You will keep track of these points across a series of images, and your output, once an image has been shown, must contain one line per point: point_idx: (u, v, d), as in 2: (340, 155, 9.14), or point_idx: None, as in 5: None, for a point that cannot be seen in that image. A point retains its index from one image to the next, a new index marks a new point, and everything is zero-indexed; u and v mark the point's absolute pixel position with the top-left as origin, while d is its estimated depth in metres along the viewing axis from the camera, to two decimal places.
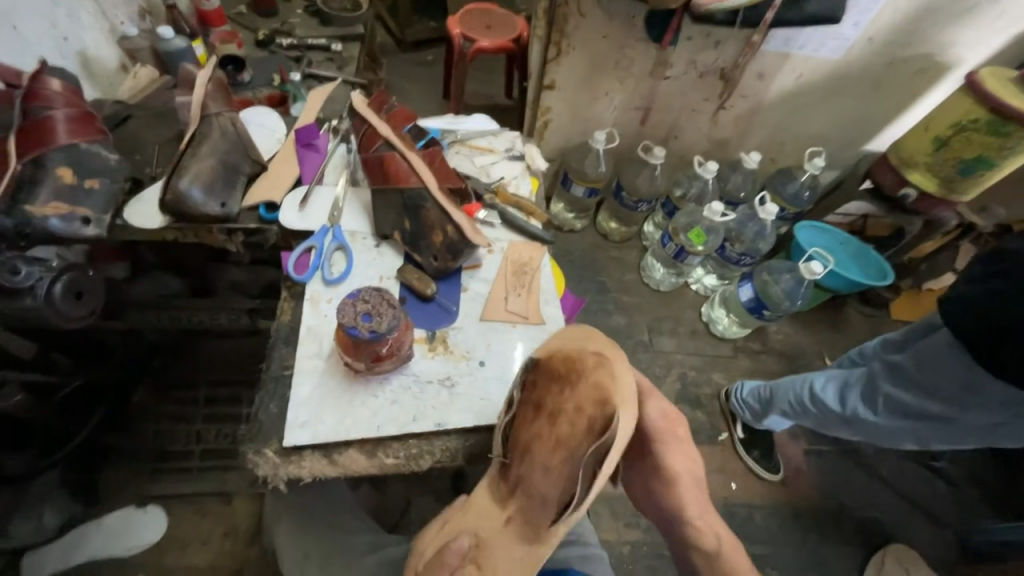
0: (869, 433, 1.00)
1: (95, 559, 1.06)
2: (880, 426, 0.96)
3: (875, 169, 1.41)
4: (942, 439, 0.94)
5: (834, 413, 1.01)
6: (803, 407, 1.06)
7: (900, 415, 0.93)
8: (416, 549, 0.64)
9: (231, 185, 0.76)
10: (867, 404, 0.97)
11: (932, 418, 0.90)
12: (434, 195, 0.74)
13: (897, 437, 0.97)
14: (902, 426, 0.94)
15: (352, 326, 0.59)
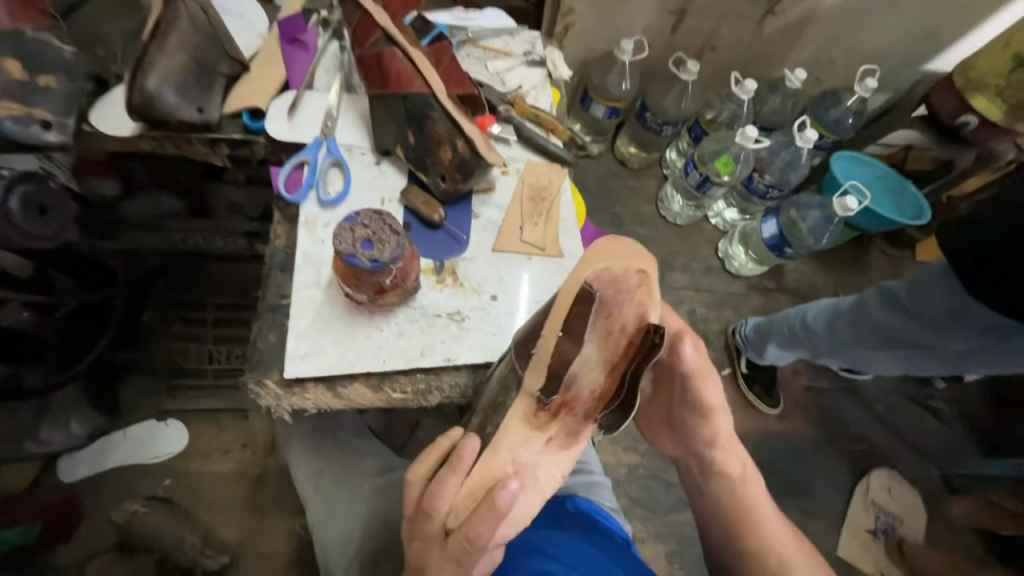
0: (860, 358, 0.97)
1: (124, 465, 1.12)
2: (870, 352, 0.93)
3: (936, 92, 1.25)
4: (932, 359, 0.90)
5: (824, 342, 0.99)
6: (795, 335, 1.05)
7: (887, 341, 0.89)
8: (436, 503, 0.49)
9: (208, 88, 0.67)
10: (853, 333, 0.93)
11: (916, 341, 0.87)
12: (443, 104, 0.65)
13: (879, 361, 0.97)
14: (890, 350, 0.91)
15: (351, 253, 0.54)
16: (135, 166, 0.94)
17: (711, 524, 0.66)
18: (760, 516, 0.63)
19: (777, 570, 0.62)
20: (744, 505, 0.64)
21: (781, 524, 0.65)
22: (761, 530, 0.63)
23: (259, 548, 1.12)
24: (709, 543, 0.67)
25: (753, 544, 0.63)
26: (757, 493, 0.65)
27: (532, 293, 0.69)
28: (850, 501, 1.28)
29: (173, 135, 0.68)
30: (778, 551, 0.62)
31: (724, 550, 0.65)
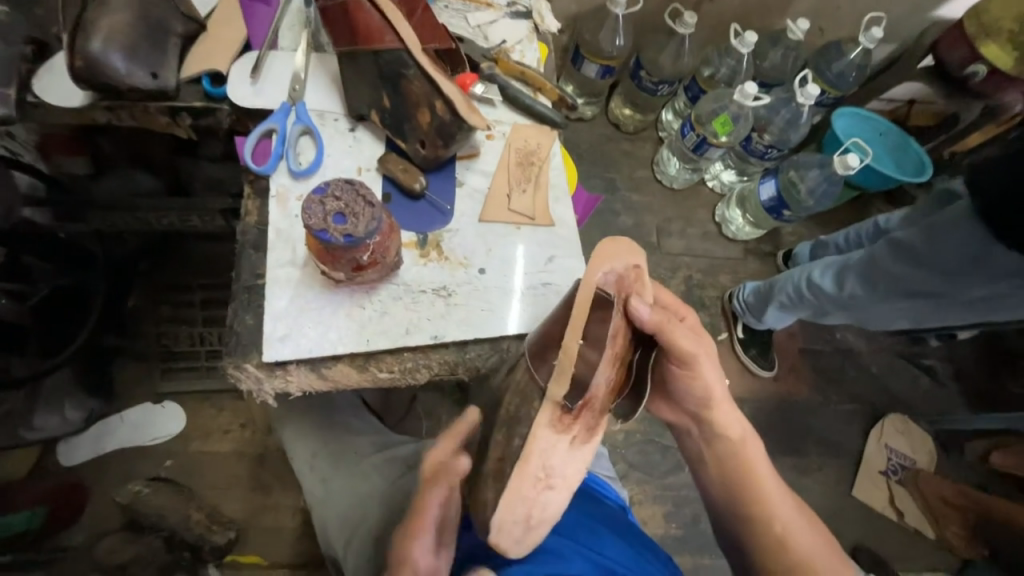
0: (866, 311, 0.97)
1: (122, 447, 1.12)
2: (880, 304, 0.93)
3: (945, 41, 1.16)
4: (937, 304, 0.91)
5: (832, 299, 0.97)
6: (799, 296, 1.03)
7: (901, 292, 0.89)
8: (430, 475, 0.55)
9: (161, 49, 0.61)
10: (865, 287, 0.91)
11: (934, 288, 0.86)
12: (418, 60, 0.60)
13: (889, 313, 0.96)
14: (902, 300, 0.91)
15: (322, 229, 0.50)
16: (101, 142, 0.89)
17: (712, 490, 0.62)
18: (761, 481, 0.59)
19: (781, 538, 0.57)
20: (745, 470, 0.59)
21: (784, 490, 0.60)
22: (762, 496, 0.58)
23: (263, 524, 1.13)
24: (710, 510, 0.63)
25: (755, 510, 0.58)
26: (759, 458, 0.60)
27: (521, 263, 0.66)
28: (844, 458, 1.30)
29: (128, 104, 0.63)
30: (781, 517, 0.58)
31: (725, 518, 0.61)
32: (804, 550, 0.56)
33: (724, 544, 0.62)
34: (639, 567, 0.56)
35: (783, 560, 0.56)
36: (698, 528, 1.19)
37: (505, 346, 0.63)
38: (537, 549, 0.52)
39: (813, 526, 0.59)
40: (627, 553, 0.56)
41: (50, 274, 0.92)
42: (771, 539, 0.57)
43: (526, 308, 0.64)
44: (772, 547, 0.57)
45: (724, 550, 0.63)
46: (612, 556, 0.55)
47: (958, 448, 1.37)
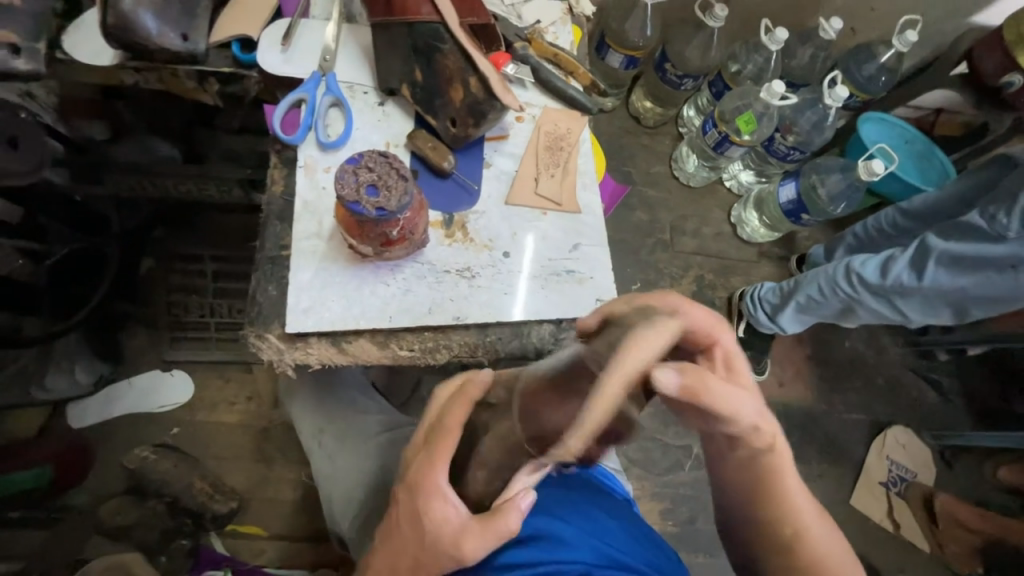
0: (908, 308, 0.95)
1: (130, 412, 1.14)
2: (930, 295, 0.91)
3: (980, 48, 1.12)
4: (988, 305, 0.89)
5: (875, 289, 0.96)
6: (834, 288, 1.00)
7: (956, 274, 0.88)
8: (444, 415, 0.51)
9: (192, 12, 0.61)
10: (914, 272, 0.92)
11: (997, 271, 0.85)
12: (453, 33, 0.59)
13: (939, 304, 0.92)
14: (954, 291, 0.89)
15: (355, 200, 0.50)
16: (122, 106, 0.89)
17: (724, 491, 0.58)
18: (783, 489, 0.55)
19: (792, 540, 0.56)
20: (768, 479, 0.55)
21: (806, 494, 0.57)
22: (786, 502, 0.55)
23: (266, 496, 1.14)
24: (721, 508, 0.61)
25: (769, 514, 0.56)
26: (787, 467, 0.55)
27: (546, 249, 0.66)
28: (845, 466, 1.30)
29: (156, 67, 0.62)
30: (795, 523, 0.55)
31: (736, 520, 0.59)
32: (815, 551, 0.56)
33: (728, 540, 0.62)
34: (648, 558, 0.56)
35: (789, 559, 0.56)
36: (694, 526, 1.20)
37: (526, 331, 0.63)
38: (549, 539, 0.53)
39: (827, 526, 0.58)
40: (634, 544, 0.56)
41: (68, 237, 0.92)
42: (779, 540, 0.56)
43: (548, 294, 0.64)
44: (781, 548, 0.56)
45: (729, 545, 0.62)
46: (619, 547, 0.55)
47: (961, 462, 1.36)
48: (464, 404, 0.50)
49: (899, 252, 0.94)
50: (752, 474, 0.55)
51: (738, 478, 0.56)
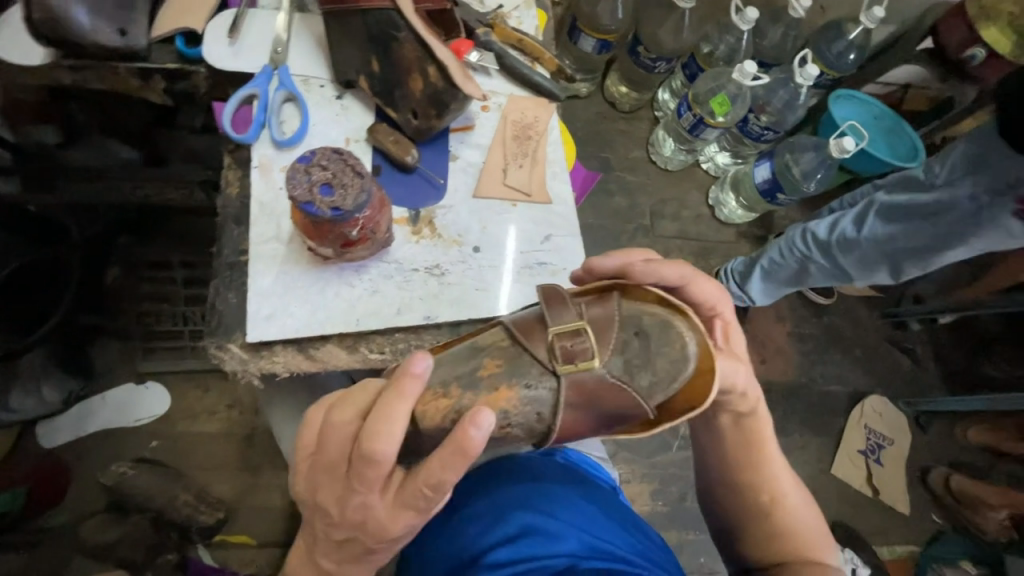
0: (855, 263, 0.97)
1: (104, 428, 1.10)
2: (871, 248, 0.94)
3: (943, 22, 1.13)
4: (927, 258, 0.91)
5: (824, 246, 0.98)
6: (790, 249, 1.02)
7: (893, 226, 0.91)
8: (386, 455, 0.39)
9: (129, 5, 0.57)
10: (856, 227, 0.95)
11: (927, 219, 0.88)
12: (409, 21, 0.57)
13: (883, 258, 0.94)
14: (893, 243, 0.91)
15: (308, 200, 0.48)
16: (71, 109, 0.84)
17: (704, 454, 0.61)
18: (761, 452, 0.58)
19: (768, 507, 0.57)
20: (748, 442, 0.58)
21: (785, 464, 0.59)
22: (763, 466, 0.58)
23: (251, 503, 1.12)
24: (702, 475, 0.63)
25: (746, 476, 0.58)
26: (767, 432, 0.58)
27: (517, 242, 0.64)
28: (826, 438, 1.33)
29: (94, 65, 0.58)
30: (772, 489, 0.57)
31: (714, 483, 0.61)
32: (792, 521, 0.57)
33: (704, 505, 0.64)
34: (633, 545, 0.56)
35: (767, 526, 0.57)
36: (683, 506, 1.22)
37: None
38: (530, 537, 0.53)
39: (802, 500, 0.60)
40: (618, 532, 0.56)
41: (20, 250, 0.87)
42: (757, 506, 0.58)
43: (521, 288, 0.63)
44: (758, 513, 0.58)
45: (707, 512, 0.64)
46: (608, 538, 0.54)
47: (936, 428, 1.41)
48: (462, 469, 0.40)
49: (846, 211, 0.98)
50: (734, 435, 0.58)
51: (718, 440, 0.59)
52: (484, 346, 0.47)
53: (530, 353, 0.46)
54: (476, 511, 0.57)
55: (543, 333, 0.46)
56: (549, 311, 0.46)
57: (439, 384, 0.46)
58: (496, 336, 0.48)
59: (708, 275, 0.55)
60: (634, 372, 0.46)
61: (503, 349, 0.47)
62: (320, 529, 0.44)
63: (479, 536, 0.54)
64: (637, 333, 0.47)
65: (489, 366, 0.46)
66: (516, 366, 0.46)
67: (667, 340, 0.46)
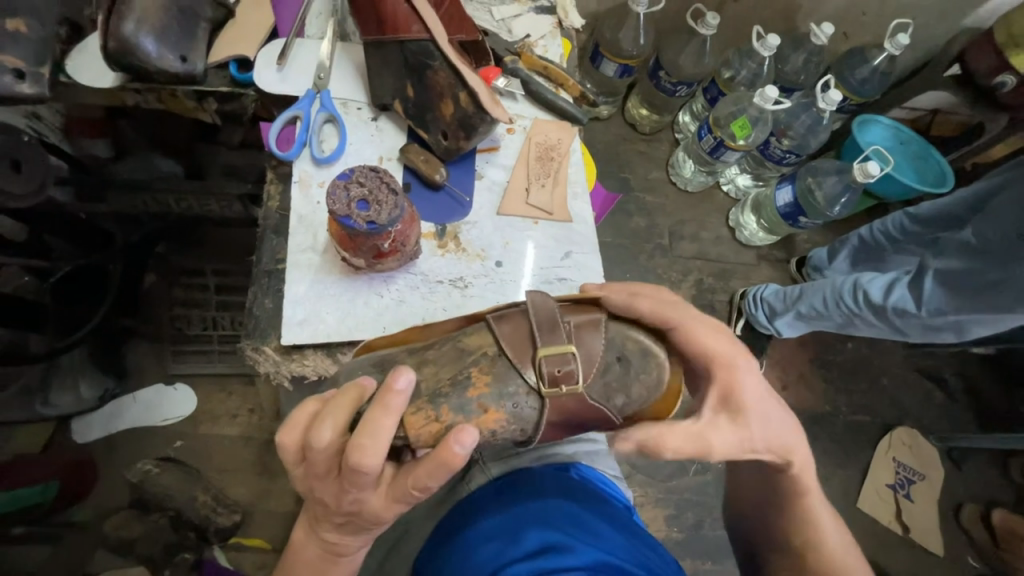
0: (906, 326, 0.95)
1: (133, 426, 1.14)
2: (926, 317, 0.91)
3: (971, 49, 1.13)
4: (985, 325, 0.89)
5: (875, 306, 0.95)
6: (836, 303, 1.00)
7: (953, 299, 0.87)
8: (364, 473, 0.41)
9: (190, 34, 0.63)
10: (913, 292, 0.91)
11: (993, 295, 0.83)
12: (442, 50, 0.60)
13: (938, 326, 0.92)
14: (952, 316, 0.88)
15: (346, 215, 0.51)
16: (123, 126, 0.91)
17: (746, 488, 0.63)
18: (800, 500, 0.57)
19: (801, 548, 0.56)
20: (782, 485, 0.57)
21: (828, 512, 0.58)
22: (796, 507, 0.57)
23: (267, 508, 1.14)
24: (742, 509, 0.64)
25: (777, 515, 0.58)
26: (806, 476, 0.57)
27: (538, 259, 0.67)
28: (852, 469, 1.28)
29: (156, 87, 0.64)
30: (806, 533, 0.56)
31: (751, 509, 0.62)
32: (829, 565, 0.55)
33: (737, 525, 0.65)
34: (642, 561, 0.55)
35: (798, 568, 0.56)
36: (700, 533, 1.19)
37: None
38: (543, 548, 0.52)
39: (847, 544, 0.57)
40: (630, 549, 0.56)
41: (71, 254, 0.93)
42: (788, 546, 0.57)
43: None
44: (789, 551, 0.57)
45: (736, 535, 0.65)
46: (622, 555, 0.54)
47: (970, 465, 1.34)
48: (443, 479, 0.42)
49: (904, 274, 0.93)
50: (768, 478, 0.59)
51: (761, 473, 0.60)
52: (473, 351, 0.50)
53: (518, 369, 0.49)
54: (500, 515, 0.57)
55: (530, 352, 0.49)
56: (541, 330, 0.49)
57: (432, 396, 0.48)
58: (483, 340, 0.50)
59: (722, 328, 0.53)
60: (611, 394, 0.52)
61: (490, 359, 0.49)
62: (330, 522, 0.46)
63: (497, 552, 0.53)
64: (618, 358, 0.52)
65: (480, 383, 0.48)
66: (503, 384, 0.49)
67: (646, 368, 0.53)
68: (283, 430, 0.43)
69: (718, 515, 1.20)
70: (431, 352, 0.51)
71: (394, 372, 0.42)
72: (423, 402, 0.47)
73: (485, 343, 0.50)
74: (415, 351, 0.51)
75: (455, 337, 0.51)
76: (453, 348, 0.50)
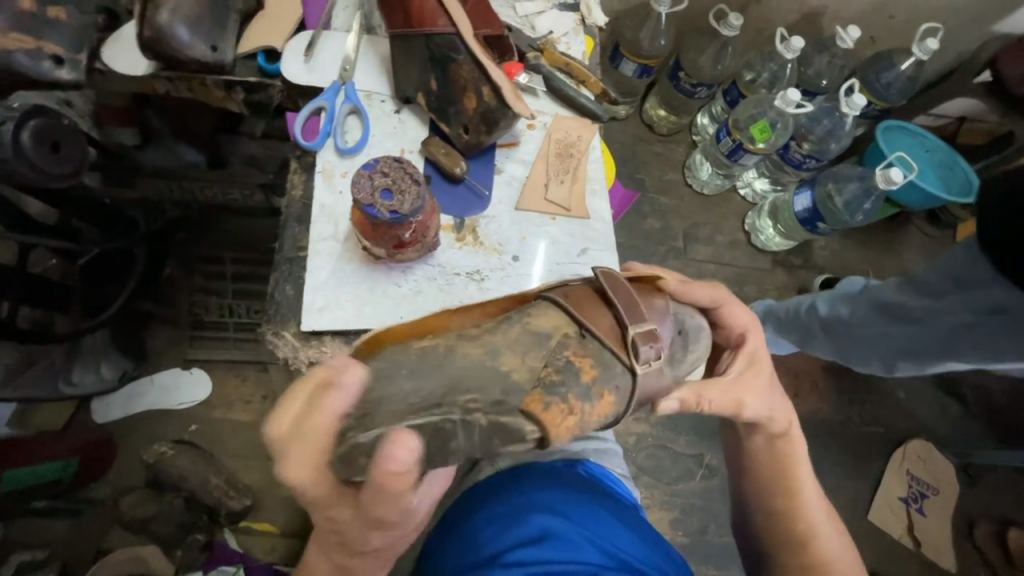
0: (846, 344, 0.96)
1: (150, 408, 1.17)
2: (861, 337, 0.92)
3: (1003, 55, 1.10)
4: (915, 359, 0.89)
5: (820, 320, 0.97)
6: (794, 314, 1.03)
7: (885, 323, 0.88)
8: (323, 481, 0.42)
9: (222, 24, 0.64)
10: (854, 310, 0.92)
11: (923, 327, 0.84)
12: (468, 44, 0.61)
13: (874, 350, 0.93)
14: (882, 338, 0.89)
15: (369, 203, 0.52)
16: (151, 115, 0.93)
17: (738, 477, 0.62)
18: (795, 482, 0.57)
19: (803, 536, 0.56)
20: (779, 467, 0.58)
21: (819, 495, 0.58)
22: (794, 490, 0.57)
23: (277, 493, 1.16)
24: (737, 501, 0.62)
25: (777, 503, 0.57)
26: (800, 455, 0.58)
27: (554, 256, 0.67)
28: (862, 481, 1.26)
29: (187, 76, 0.66)
30: (806, 518, 0.57)
31: (747, 508, 0.61)
32: (827, 551, 0.56)
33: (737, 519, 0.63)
34: (652, 559, 0.55)
35: (800, 559, 0.56)
36: (705, 538, 1.18)
37: None
38: (541, 536, 0.53)
39: (837, 532, 0.58)
40: (637, 544, 0.56)
41: (98, 237, 0.95)
42: (790, 534, 0.57)
43: None
44: (793, 543, 0.57)
45: (741, 537, 0.63)
46: (628, 550, 0.54)
47: (986, 482, 1.31)
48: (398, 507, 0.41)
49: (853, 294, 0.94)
50: (770, 455, 0.59)
51: (752, 460, 0.60)
52: (554, 333, 0.48)
53: (611, 351, 0.48)
54: (493, 505, 0.58)
55: (617, 328, 0.48)
56: (624, 306, 0.48)
57: (542, 385, 0.45)
58: (558, 320, 0.49)
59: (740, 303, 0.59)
60: (675, 361, 0.52)
61: (578, 341, 0.48)
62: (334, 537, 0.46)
63: (493, 537, 0.55)
64: (679, 331, 0.54)
65: (585, 367, 0.46)
66: (604, 363, 0.47)
67: (699, 338, 0.54)
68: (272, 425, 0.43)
69: (724, 521, 1.19)
70: (497, 339, 0.47)
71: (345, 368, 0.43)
72: (539, 391, 0.45)
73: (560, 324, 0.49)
74: (479, 338, 0.47)
75: (522, 317, 0.48)
76: (527, 330, 0.48)
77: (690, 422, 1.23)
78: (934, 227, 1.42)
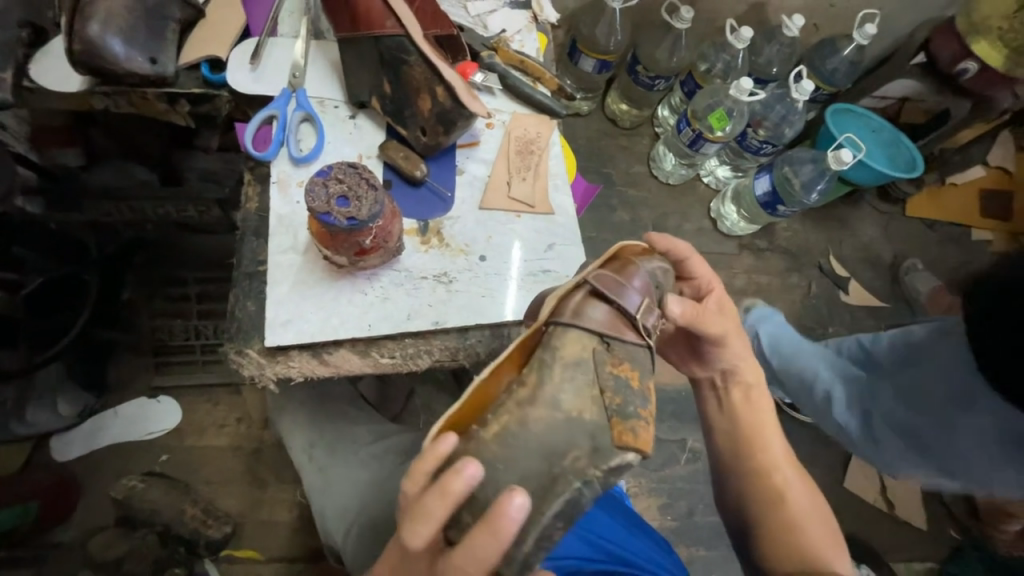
0: (850, 432, 0.99)
1: (116, 441, 1.11)
2: (866, 430, 0.95)
3: (935, 38, 1.16)
4: (910, 465, 0.93)
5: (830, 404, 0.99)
6: (802, 386, 1.03)
7: (896, 431, 0.91)
8: None
9: (159, 35, 0.62)
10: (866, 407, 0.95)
11: (923, 441, 0.88)
12: (417, 45, 0.60)
13: (873, 447, 0.96)
14: (889, 439, 0.92)
15: (326, 212, 0.51)
16: (94, 133, 0.89)
17: (715, 441, 0.65)
18: (769, 436, 0.63)
19: (782, 489, 0.61)
20: (754, 424, 0.63)
21: (790, 451, 0.64)
22: (768, 444, 0.62)
23: (260, 518, 1.12)
24: (714, 463, 0.66)
25: (759, 460, 0.62)
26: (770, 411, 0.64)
27: (521, 253, 0.67)
28: (837, 450, 1.32)
29: (126, 91, 0.63)
30: (782, 471, 0.62)
31: (725, 473, 0.64)
32: (801, 502, 0.61)
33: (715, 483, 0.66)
34: (635, 546, 0.66)
35: (782, 513, 0.60)
36: (693, 520, 1.21)
37: (505, 332, 0.64)
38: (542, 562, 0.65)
39: (807, 487, 0.63)
40: (620, 532, 0.66)
41: (42, 266, 0.91)
42: (771, 489, 0.61)
43: (526, 294, 0.65)
44: (769, 501, 0.61)
45: (722, 506, 0.66)
46: (613, 540, 0.65)
47: None
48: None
49: (864, 388, 0.97)
50: (748, 412, 0.63)
51: (731, 421, 0.64)
52: (584, 356, 0.48)
53: (632, 342, 0.49)
54: None
55: (626, 323, 0.50)
56: (615, 299, 0.50)
57: (614, 415, 0.48)
58: (581, 342, 0.48)
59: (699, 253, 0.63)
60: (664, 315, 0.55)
61: (602, 349, 0.49)
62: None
63: None
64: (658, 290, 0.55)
65: (624, 369, 0.49)
66: (634, 355, 0.50)
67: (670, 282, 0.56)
68: (413, 534, 0.41)
69: (710, 501, 1.22)
70: (545, 382, 0.47)
71: (511, 499, 0.40)
72: (615, 418, 0.48)
73: (587, 344, 0.48)
74: (536, 397, 0.47)
75: (550, 352, 0.48)
76: (565, 364, 0.48)
77: (670, 408, 1.26)
78: (886, 203, 1.50)
